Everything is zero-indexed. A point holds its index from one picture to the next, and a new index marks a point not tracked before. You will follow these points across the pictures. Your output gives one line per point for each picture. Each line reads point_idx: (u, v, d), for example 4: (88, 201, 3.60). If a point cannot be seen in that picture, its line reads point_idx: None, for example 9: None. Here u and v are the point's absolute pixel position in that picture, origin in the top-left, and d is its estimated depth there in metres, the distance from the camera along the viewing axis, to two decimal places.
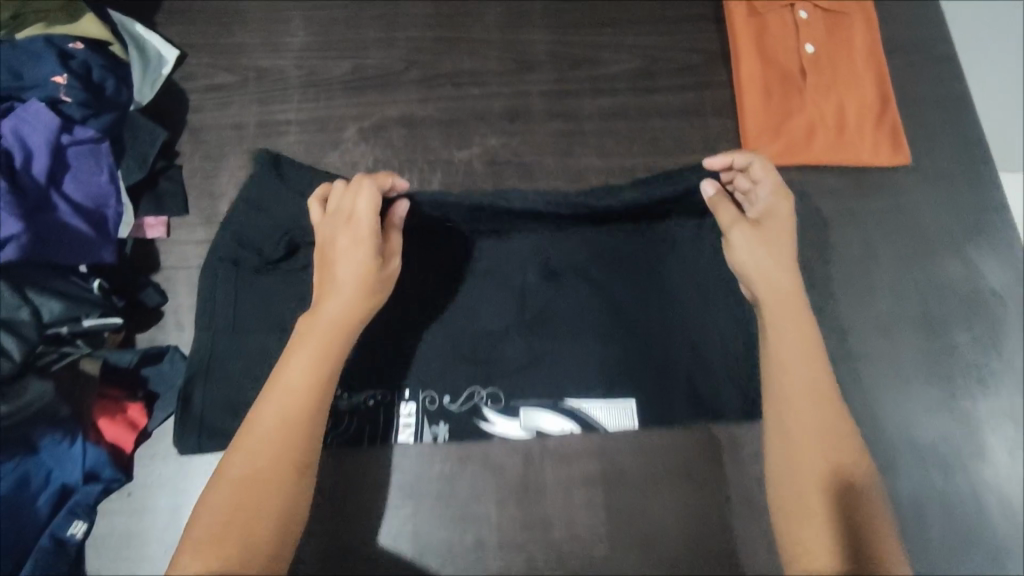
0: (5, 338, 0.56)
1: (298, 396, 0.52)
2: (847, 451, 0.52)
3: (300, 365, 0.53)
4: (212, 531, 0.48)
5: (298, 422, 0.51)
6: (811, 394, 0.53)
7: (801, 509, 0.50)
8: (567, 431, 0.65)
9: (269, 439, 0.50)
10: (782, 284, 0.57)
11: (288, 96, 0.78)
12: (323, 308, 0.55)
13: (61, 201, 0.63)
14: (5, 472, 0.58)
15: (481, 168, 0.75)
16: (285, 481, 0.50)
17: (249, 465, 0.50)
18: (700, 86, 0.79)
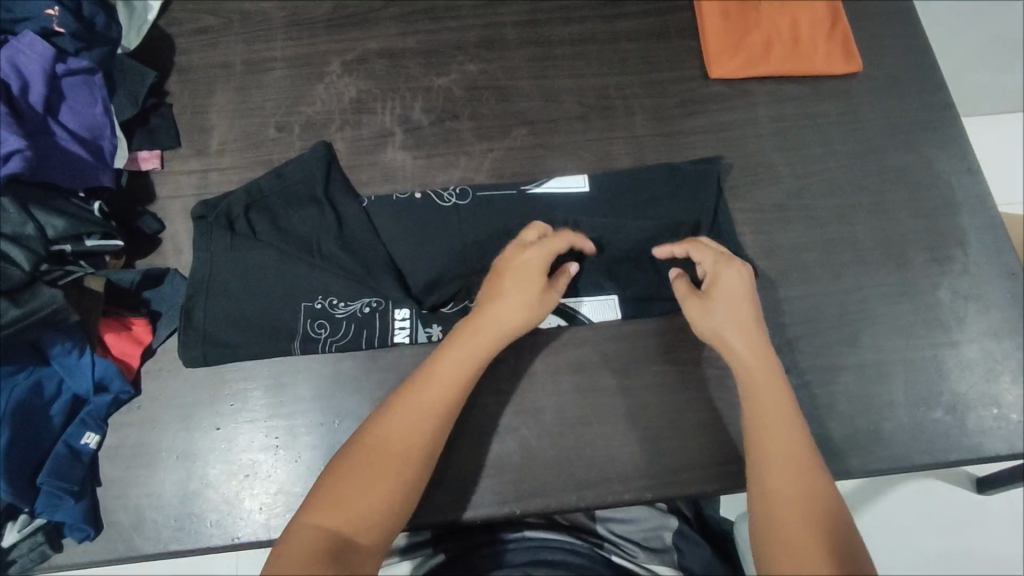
0: (13, 249, 0.58)
1: (441, 399, 0.57)
2: (813, 464, 0.56)
3: (448, 372, 0.58)
4: (328, 502, 0.52)
5: (433, 420, 0.56)
6: (788, 424, 0.58)
7: (783, 521, 0.53)
8: (553, 325, 0.69)
9: (405, 424, 0.56)
10: (746, 338, 0.62)
11: (272, 35, 0.81)
12: (486, 330, 0.60)
13: (58, 128, 0.66)
14: (18, 382, 0.60)
15: (460, 95, 0.79)
16: (408, 468, 0.55)
17: (382, 442, 0.55)
18: (664, 11, 0.84)
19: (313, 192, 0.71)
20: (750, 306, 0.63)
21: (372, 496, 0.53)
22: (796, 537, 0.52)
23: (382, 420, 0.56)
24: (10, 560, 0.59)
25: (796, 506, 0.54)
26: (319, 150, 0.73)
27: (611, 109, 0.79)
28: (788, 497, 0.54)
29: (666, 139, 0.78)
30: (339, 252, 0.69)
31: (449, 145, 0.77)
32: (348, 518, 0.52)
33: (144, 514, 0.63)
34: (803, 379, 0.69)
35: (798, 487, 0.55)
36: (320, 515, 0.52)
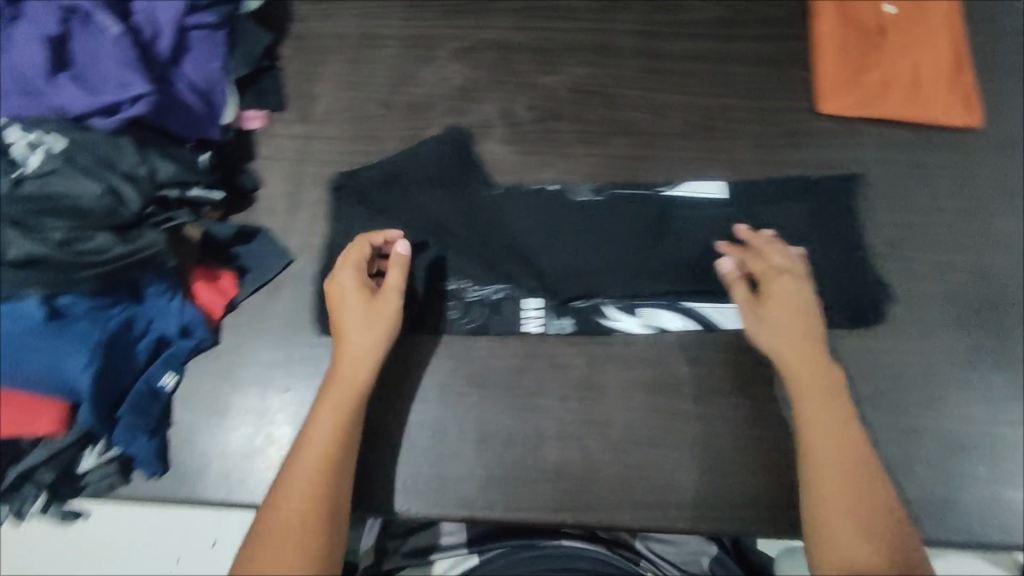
0: (126, 187, 0.58)
1: (322, 459, 0.58)
2: (866, 462, 0.57)
3: (320, 432, 0.59)
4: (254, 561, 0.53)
5: (320, 478, 0.57)
6: (840, 419, 0.58)
7: (833, 518, 0.54)
8: (688, 330, 0.68)
9: (312, 468, 0.57)
10: (789, 337, 0.61)
11: (387, 14, 0.82)
12: (337, 380, 0.61)
13: (178, 79, 0.68)
14: (112, 317, 0.61)
15: (563, 97, 0.79)
16: (309, 534, 0.54)
17: (279, 520, 0.55)
18: (782, 38, 0.82)
19: (449, 171, 0.74)
20: (801, 299, 0.63)
21: (284, 573, 0.52)
22: (844, 535, 0.53)
23: (273, 501, 0.56)
24: (84, 482, 0.62)
25: (847, 505, 0.55)
26: (454, 136, 0.76)
27: (713, 131, 0.78)
28: (840, 497, 0.55)
29: (767, 168, 0.77)
30: (467, 233, 0.71)
31: (546, 146, 0.77)
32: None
33: (210, 461, 0.65)
34: (879, 436, 0.67)
35: (847, 487, 0.55)
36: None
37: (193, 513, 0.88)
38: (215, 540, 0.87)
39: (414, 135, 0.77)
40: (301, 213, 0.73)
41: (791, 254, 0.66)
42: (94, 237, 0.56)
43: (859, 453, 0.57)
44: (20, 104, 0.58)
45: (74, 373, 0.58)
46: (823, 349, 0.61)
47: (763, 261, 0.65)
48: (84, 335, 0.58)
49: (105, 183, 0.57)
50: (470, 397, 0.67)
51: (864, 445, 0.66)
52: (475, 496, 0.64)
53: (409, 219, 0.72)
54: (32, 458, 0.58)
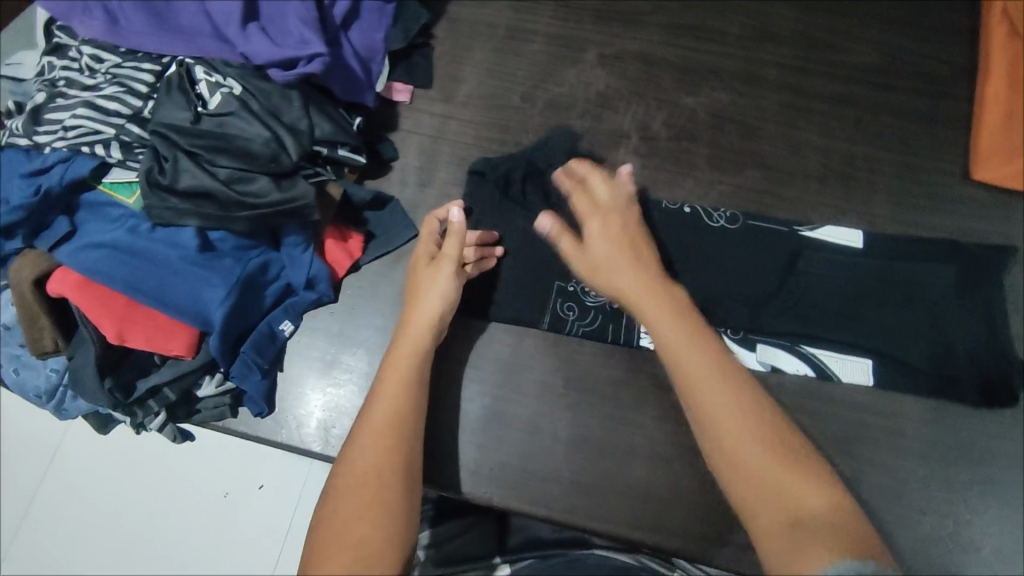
0: (289, 139, 0.63)
1: (390, 415, 0.56)
2: (761, 425, 0.49)
3: (387, 391, 0.58)
4: (329, 530, 0.50)
5: (391, 435, 0.55)
6: (700, 364, 0.52)
7: (735, 449, 0.48)
8: (801, 372, 0.68)
9: (382, 431, 0.55)
10: (641, 272, 0.58)
11: (541, 10, 0.83)
12: (403, 341, 0.61)
13: (346, 43, 0.71)
14: (251, 258, 0.64)
15: (702, 118, 0.78)
16: (386, 491, 0.52)
17: (352, 478, 0.53)
18: (940, 94, 0.79)
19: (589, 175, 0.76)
20: (622, 232, 0.61)
21: (366, 527, 0.50)
22: (757, 468, 0.47)
23: (345, 460, 0.54)
24: (197, 408, 0.65)
25: (730, 423, 0.49)
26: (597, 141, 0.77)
27: (853, 178, 0.76)
28: (743, 429, 0.49)
29: (904, 227, 0.74)
30: None
31: (679, 165, 0.76)
32: (352, 562, 0.48)
33: (312, 411, 0.67)
34: (988, 526, 0.63)
35: (746, 412, 0.50)
36: (325, 545, 0.49)
37: (246, 456, 0.93)
38: (263, 483, 0.92)
39: (550, 132, 0.77)
40: (432, 190, 0.75)
41: (619, 194, 0.64)
42: (256, 180, 0.61)
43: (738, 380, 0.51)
44: (211, 47, 0.64)
45: (211, 303, 0.61)
46: (664, 282, 0.59)
47: (582, 197, 0.64)
48: (226, 270, 0.62)
49: (272, 132, 0.62)
50: (569, 398, 0.67)
51: (970, 532, 0.63)
52: (560, 497, 0.64)
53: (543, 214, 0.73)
54: (162, 374, 0.62)
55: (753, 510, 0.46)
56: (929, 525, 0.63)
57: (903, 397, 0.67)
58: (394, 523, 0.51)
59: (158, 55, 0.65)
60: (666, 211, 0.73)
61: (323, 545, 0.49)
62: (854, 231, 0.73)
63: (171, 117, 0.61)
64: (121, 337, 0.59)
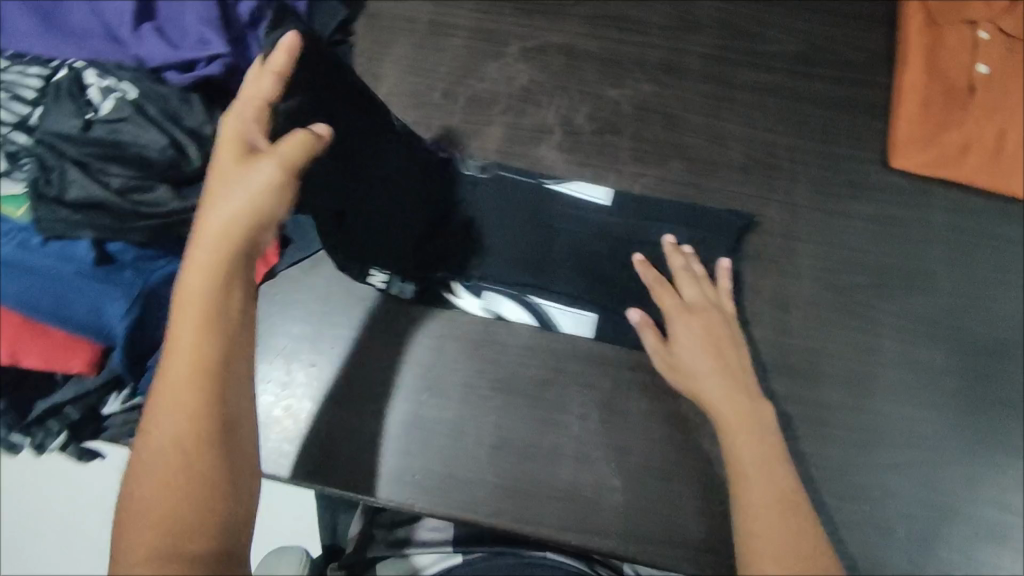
0: (190, 146, 0.60)
1: (189, 364, 0.47)
2: (796, 510, 0.53)
3: (183, 332, 0.48)
4: (142, 503, 0.45)
5: (193, 391, 0.47)
6: (759, 453, 0.56)
7: (757, 520, 0.53)
8: (582, 320, 0.69)
9: (180, 390, 0.47)
10: (723, 391, 0.59)
11: (462, 3, 0.81)
12: (201, 260, 0.49)
13: (254, 43, 0.69)
14: (158, 267, 0.62)
15: (626, 111, 0.77)
16: (195, 458, 0.46)
17: (157, 444, 0.46)
18: (860, 84, 0.79)
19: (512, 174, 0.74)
20: (706, 309, 0.64)
21: (178, 495, 0.45)
22: (784, 554, 0.51)
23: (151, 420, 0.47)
24: (106, 426, 0.63)
25: (762, 502, 0.54)
26: (521, 139, 0.76)
27: (774, 167, 0.76)
28: (767, 501, 0.53)
29: (825, 215, 0.74)
30: (522, 238, 0.71)
31: (604, 160, 0.75)
32: (163, 534, 0.44)
33: None
34: (906, 509, 0.64)
35: (777, 497, 0.54)
36: (139, 519, 0.45)
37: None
38: None
39: (472, 129, 0.76)
40: None
41: (705, 282, 0.67)
42: (154, 189, 0.59)
43: (772, 453, 0.56)
44: (102, 49, 0.61)
45: (113, 319, 0.59)
46: (751, 386, 0.60)
47: (670, 299, 0.65)
48: (127, 283, 0.59)
49: (171, 139, 0.59)
50: (492, 400, 0.66)
51: (888, 517, 0.64)
52: (484, 500, 0.63)
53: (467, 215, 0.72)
54: (65, 392, 0.60)
55: None
56: (849, 511, 0.64)
57: (823, 386, 0.68)
58: (202, 491, 0.45)
59: (47, 59, 0.62)
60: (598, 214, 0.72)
61: (137, 518, 0.45)
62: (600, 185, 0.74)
63: (59, 125, 0.58)
64: (14, 357, 0.58)
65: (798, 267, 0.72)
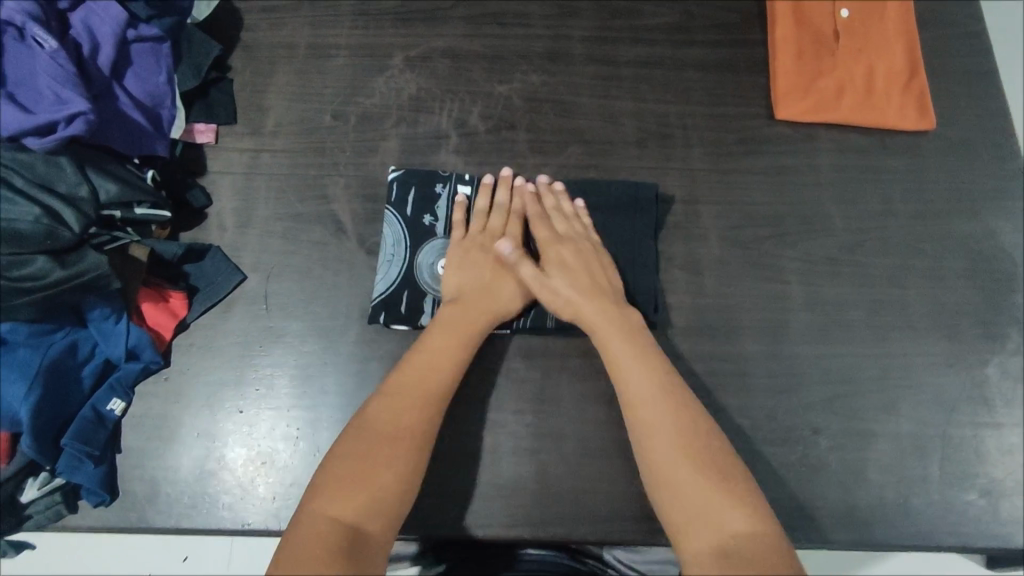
0: (66, 210, 0.58)
1: (426, 382, 0.60)
2: (699, 434, 0.56)
3: (422, 363, 0.61)
4: (335, 489, 0.52)
5: (421, 400, 0.58)
6: (639, 383, 0.59)
7: (662, 460, 0.55)
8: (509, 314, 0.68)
9: (413, 388, 0.59)
10: (596, 313, 0.63)
11: (340, 22, 0.80)
12: (464, 315, 0.64)
13: (121, 93, 0.66)
14: (55, 341, 0.60)
15: (518, 105, 0.78)
16: (405, 440, 0.56)
17: (376, 426, 0.56)
18: (735, 43, 0.81)
19: None
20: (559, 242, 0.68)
21: (381, 486, 0.53)
22: (690, 480, 0.53)
23: (361, 419, 0.57)
24: (27, 514, 0.60)
25: (664, 433, 0.56)
26: (416, 149, 0.75)
27: (668, 137, 0.77)
28: (665, 436, 0.55)
29: (722, 175, 0.76)
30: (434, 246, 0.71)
31: (503, 155, 0.76)
32: (357, 508, 0.52)
33: (160, 487, 0.63)
34: (834, 441, 0.67)
35: (676, 425, 0.56)
36: (328, 503, 0.51)
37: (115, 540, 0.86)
38: (186, 554, 0.87)
39: (367, 146, 0.75)
40: (253, 230, 0.72)
41: (577, 221, 0.71)
42: (32, 261, 0.56)
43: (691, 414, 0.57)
44: None
45: (15, 401, 0.57)
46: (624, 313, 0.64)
47: (545, 229, 0.69)
48: (22, 363, 0.58)
49: (42, 206, 0.57)
50: None
51: (820, 453, 0.67)
52: (434, 512, 0.64)
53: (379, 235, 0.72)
54: None
55: (689, 534, 0.52)
56: (785, 453, 0.66)
57: (745, 340, 0.70)
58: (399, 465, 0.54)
59: None
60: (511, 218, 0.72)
61: (327, 503, 0.51)
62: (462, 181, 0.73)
63: None
64: None
65: (703, 230, 0.74)
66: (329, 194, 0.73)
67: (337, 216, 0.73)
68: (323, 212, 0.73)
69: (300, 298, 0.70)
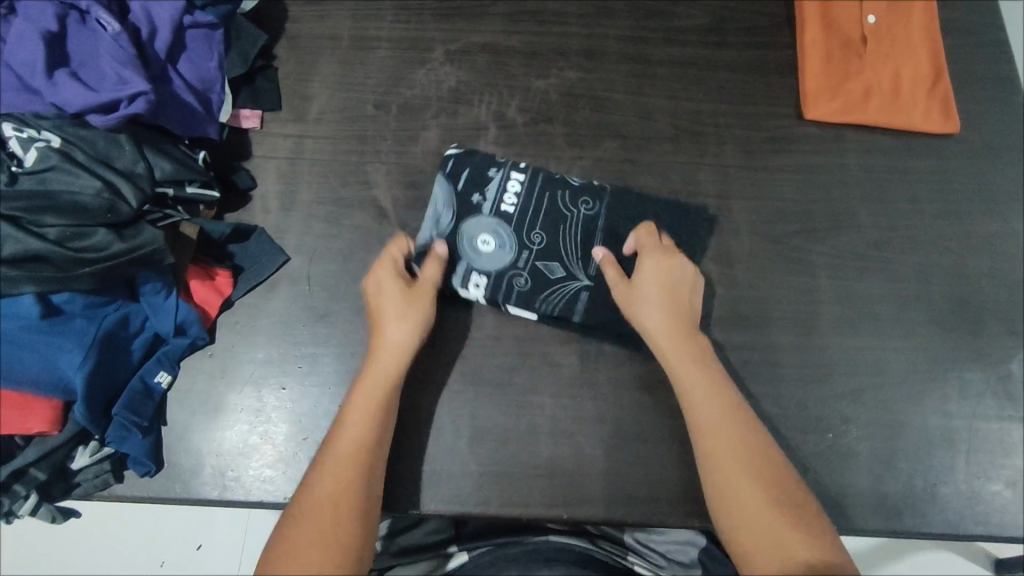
0: (125, 185, 0.60)
1: (352, 452, 0.57)
2: (762, 457, 0.58)
3: (351, 425, 0.58)
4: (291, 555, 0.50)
5: (371, 438, 0.58)
6: (712, 406, 0.60)
7: (728, 483, 0.56)
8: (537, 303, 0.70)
9: (350, 443, 0.57)
10: (680, 335, 0.64)
11: (382, 16, 0.82)
12: (374, 376, 0.61)
13: (175, 76, 0.68)
14: (107, 314, 0.61)
15: (554, 100, 0.80)
16: (351, 498, 0.54)
17: (318, 489, 0.54)
18: (765, 46, 0.84)
19: None
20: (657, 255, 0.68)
21: (334, 545, 0.51)
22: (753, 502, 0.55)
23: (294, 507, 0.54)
24: (76, 482, 0.62)
25: (729, 457, 0.57)
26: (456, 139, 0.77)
27: (700, 134, 0.80)
28: (730, 458, 0.57)
29: (753, 172, 0.78)
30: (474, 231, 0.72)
31: (540, 148, 0.78)
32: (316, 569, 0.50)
33: (205, 459, 0.65)
34: (863, 431, 0.69)
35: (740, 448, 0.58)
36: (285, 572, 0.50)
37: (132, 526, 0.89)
38: (201, 542, 0.89)
39: (407, 135, 0.77)
40: (296, 213, 0.74)
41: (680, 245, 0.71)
42: (93, 233, 0.58)
43: (755, 443, 0.58)
44: (15, 99, 0.59)
45: (68, 370, 0.58)
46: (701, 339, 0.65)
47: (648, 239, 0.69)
48: (79, 332, 0.59)
49: (103, 181, 0.59)
50: (467, 395, 0.68)
51: (849, 441, 0.68)
52: (473, 492, 0.65)
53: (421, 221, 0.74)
54: (24, 456, 0.58)
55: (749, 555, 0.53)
56: (815, 440, 0.68)
57: (776, 330, 0.72)
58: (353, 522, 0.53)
59: None
60: (559, 208, 0.73)
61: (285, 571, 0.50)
62: (520, 168, 0.75)
63: None
64: None
65: (735, 224, 0.76)
66: (371, 180, 0.75)
67: (379, 201, 0.74)
68: (365, 197, 0.75)
69: (342, 280, 0.71)
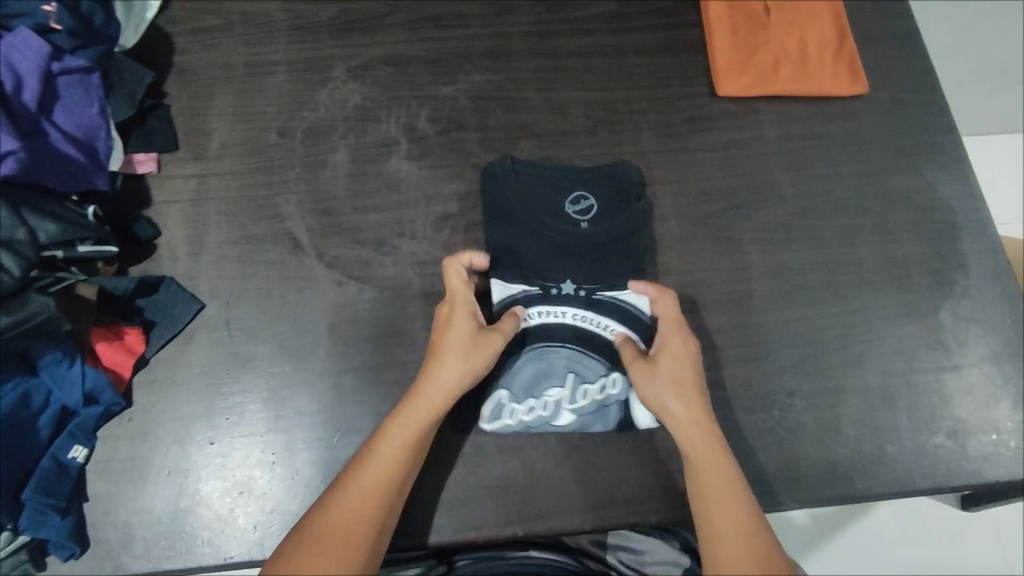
0: (4, 255, 0.54)
1: (377, 487, 0.56)
2: (745, 519, 0.56)
3: (382, 454, 0.57)
4: None
5: (396, 479, 0.57)
6: (706, 463, 0.58)
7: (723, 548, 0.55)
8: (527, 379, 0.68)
9: (370, 482, 0.56)
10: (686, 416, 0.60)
11: (275, 38, 0.79)
12: (413, 408, 0.59)
13: (52, 129, 0.63)
14: (4, 393, 0.57)
15: (464, 106, 0.78)
16: (360, 537, 0.54)
17: (334, 516, 0.54)
18: (671, 26, 0.83)
19: (370, 190, 0.73)
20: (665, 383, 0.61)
21: None
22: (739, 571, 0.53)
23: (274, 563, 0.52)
24: None
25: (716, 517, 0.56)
26: (368, 158, 0.75)
27: (615, 123, 0.78)
28: (724, 529, 0.56)
29: (673, 155, 0.77)
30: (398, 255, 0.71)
31: (456, 157, 0.75)
32: None
33: (133, 531, 0.61)
34: (808, 402, 0.69)
35: (735, 515, 0.56)
36: None
37: None
38: None
39: (315, 160, 0.74)
40: (206, 256, 0.70)
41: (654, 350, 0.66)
42: None
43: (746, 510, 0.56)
44: None
45: None
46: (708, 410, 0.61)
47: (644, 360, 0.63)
48: None
49: None
50: None
51: (796, 415, 0.68)
52: (425, 521, 0.63)
53: (338, 248, 0.71)
54: None
55: None
56: (762, 418, 0.68)
57: (713, 312, 0.71)
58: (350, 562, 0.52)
59: None
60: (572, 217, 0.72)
61: None
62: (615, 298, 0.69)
63: None
64: None
65: (660, 212, 0.75)
66: (282, 211, 0.72)
67: (293, 233, 0.71)
68: (278, 231, 0.71)
69: (263, 320, 0.68)
